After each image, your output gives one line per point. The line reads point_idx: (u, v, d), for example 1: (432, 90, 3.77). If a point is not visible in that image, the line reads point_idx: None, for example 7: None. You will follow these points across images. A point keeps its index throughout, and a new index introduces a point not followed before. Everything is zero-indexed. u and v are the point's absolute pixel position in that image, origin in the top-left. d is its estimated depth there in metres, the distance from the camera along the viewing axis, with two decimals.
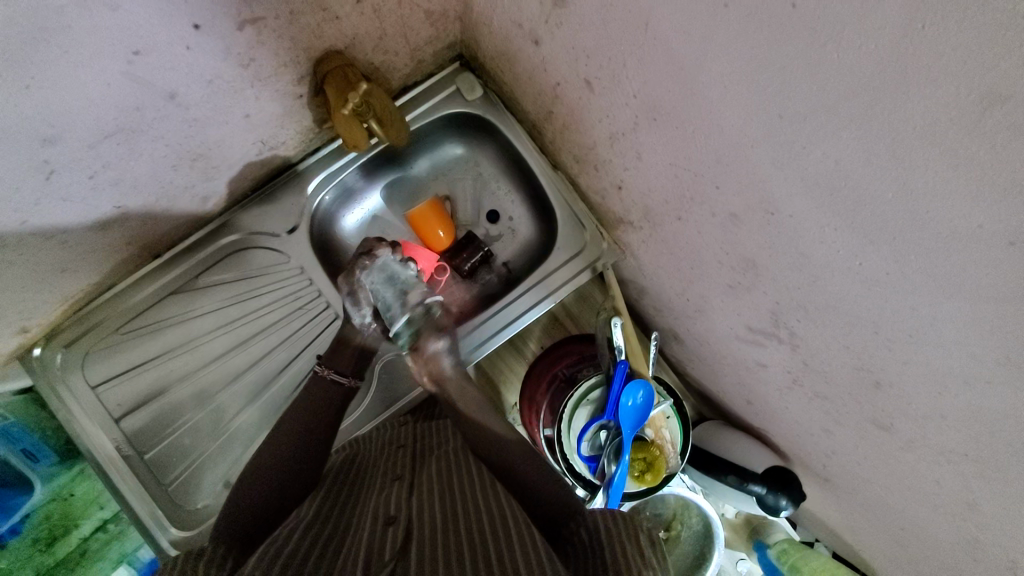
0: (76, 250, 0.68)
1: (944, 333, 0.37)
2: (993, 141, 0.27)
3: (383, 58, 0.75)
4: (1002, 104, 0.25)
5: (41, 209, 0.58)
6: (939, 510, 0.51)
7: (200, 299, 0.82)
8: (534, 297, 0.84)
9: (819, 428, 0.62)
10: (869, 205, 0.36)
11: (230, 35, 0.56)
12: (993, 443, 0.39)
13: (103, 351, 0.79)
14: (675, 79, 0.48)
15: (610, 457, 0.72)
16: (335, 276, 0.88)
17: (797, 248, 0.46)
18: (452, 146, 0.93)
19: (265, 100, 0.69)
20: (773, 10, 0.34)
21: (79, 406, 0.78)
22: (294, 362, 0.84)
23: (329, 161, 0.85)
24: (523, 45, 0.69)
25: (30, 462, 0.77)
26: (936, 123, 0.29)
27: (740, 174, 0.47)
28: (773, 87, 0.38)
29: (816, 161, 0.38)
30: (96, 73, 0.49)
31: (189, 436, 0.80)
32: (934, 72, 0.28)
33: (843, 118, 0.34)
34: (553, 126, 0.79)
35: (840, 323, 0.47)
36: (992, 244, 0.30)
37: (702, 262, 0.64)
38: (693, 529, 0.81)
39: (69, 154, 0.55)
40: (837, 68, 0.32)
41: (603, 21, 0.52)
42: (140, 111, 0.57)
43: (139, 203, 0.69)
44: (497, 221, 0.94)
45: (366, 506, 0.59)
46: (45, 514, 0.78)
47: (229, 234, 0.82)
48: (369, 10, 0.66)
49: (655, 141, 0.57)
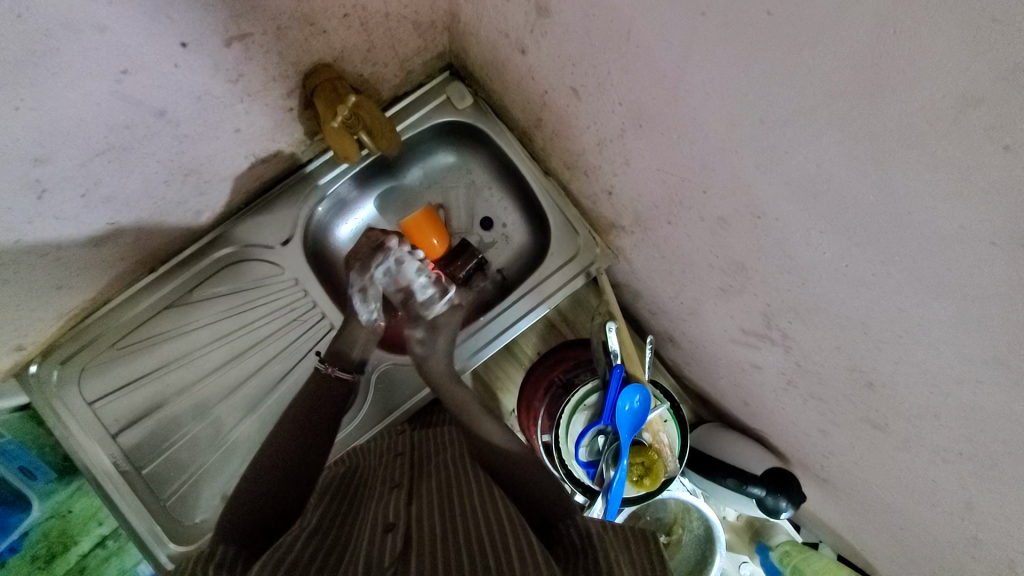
0: (70, 266, 0.68)
1: (933, 332, 0.37)
2: (968, 143, 0.27)
3: (373, 69, 0.76)
4: (976, 107, 0.26)
5: (34, 228, 0.59)
6: (937, 508, 0.51)
7: (195, 312, 0.82)
8: (529, 303, 0.84)
9: (816, 428, 0.62)
10: (853, 206, 0.36)
11: (218, 51, 0.57)
12: (986, 441, 0.40)
13: (100, 366, 0.79)
14: (659, 86, 0.48)
15: (609, 461, 0.71)
16: (331, 287, 0.89)
17: (785, 250, 0.46)
18: (444, 154, 0.93)
19: (256, 115, 0.69)
20: (750, 19, 0.35)
21: (76, 422, 0.78)
22: (290, 374, 0.84)
23: (322, 172, 0.86)
24: (511, 54, 0.70)
25: (29, 479, 0.77)
26: (913, 127, 0.29)
27: (724, 178, 0.48)
28: (753, 93, 0.38)
29: (799, 165, 0.38)
30: (85, 93, 0.50)
31: (187, 450, 0.80)
32: (908, 77, 0.28)
33: (823, 121, 0.34)
34: (544, 133, 0.80)
35: (831, 324, 0.47)
36: (973, 244, 0.30)
37: (694, 265, 0.64)
38: (695, 532, 0.80)
39: (62, 173, 0.55)
40: (813, 74, 0.33)
41: (586, 31, 0.53)
42: (131, 129, 0.57)
43: (133, 218, 0.69)
44: (491, 228, 0.94)
45: (366, 515, 0.59)
46: (43, 531, 0.78)
47: (224, 247, 0.82)
48: (357, 23, 0.66)
49: (642, 147, 0.58)
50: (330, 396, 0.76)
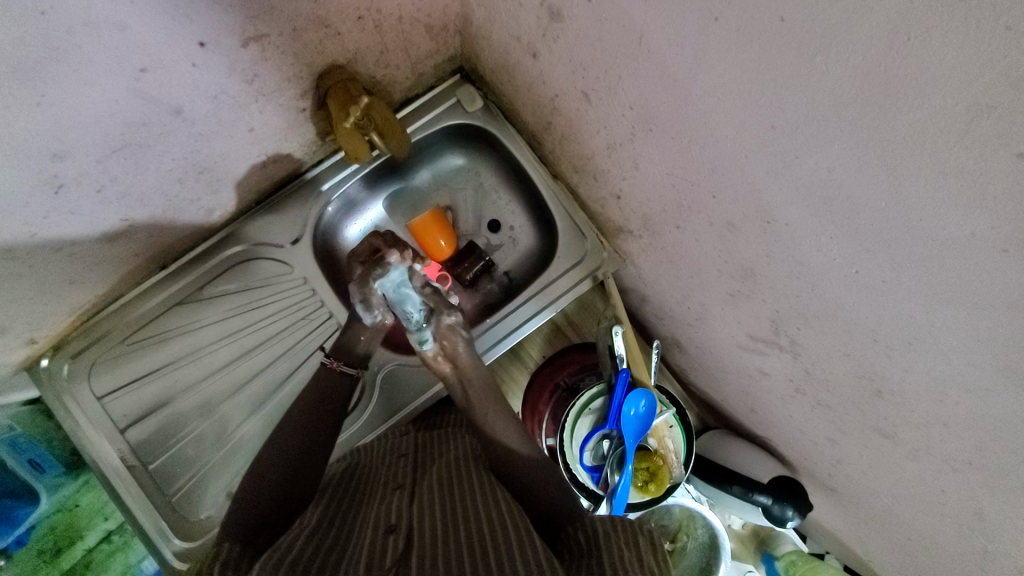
0: (84, 262, 0.69)
1: (944, 340, 0.37)
2: (979, 149, 0.27)
3: (385, 71, 0.76)
4: (988, 113, 0.26)
5: (50, 223, 0.59)
6: (947, 519, 0.51)
7: (205, 309, 0.83)
8: (534, 306, 0.85)
9: (823, 436, 0.62)
10: (863, 212, 0.36)
11: (234, 52, 0.58)
12: (996, 450, 0.39)
13: (110, 362, 0.80)
14: (669, 91, 0.48)
15: (614, 466, 0.72)
16: (338, 286, 0.89)
17: (794, 255, 0.46)
18: (453, 157, 0.94)
19: (269, 115, 0.70)
20: (762, 24, 0.35)
21: (85, 416, 0.78)
22: (295, 373, 0.85)
23: (333, 173, 0.86)
24: (522, 58, 0.70)
25: (37, 472, 0.79)
26: (924, 131, 0.29)
27: (734, 183, 0.48)
28: (764, 97, 0.38)
29: (810, 170, 0.38)
30: (103, 90, 0.50)
31: (193, 446, 0.81)
32: (921, 82, 0.28)
33: (834, 125, 0.34)
34: (553, 137, 0.80)
35: (839, 330, 0.47)
36: (985, 250, 0.30)
37: (702, 270, 0.64)
38: (699, 540, 0.79)
39: (78, 169, 0.56)
40: (826, 79, 0.33)
41: (598, 35, 0.53)
42: (147, 127, 0.58)
43: (146, 215, 0.70)
44: (498, 231, 0.95)
45: (367, 514, 0.59)
46: (50, 525, 0.81)
47: (234, 246, 0.83)
48: (370, 26, 0.67)
49: (652, 151, 0.58)
50: (335, 394, 0.76)
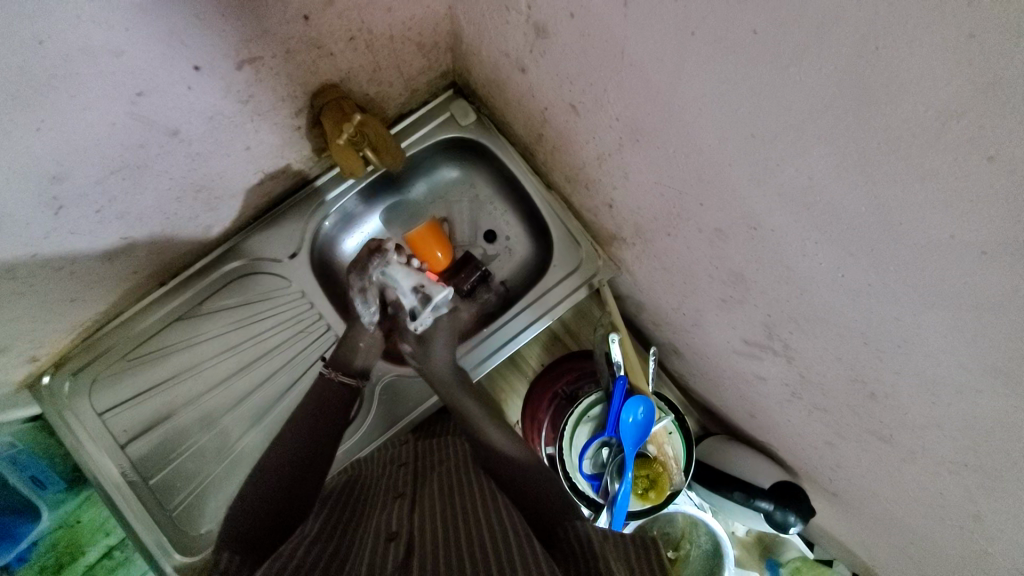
0: (84, 280, 0.70)
1: (932, 342, 0.37)
2: (952, 155, 0.28)
3: (378, 88, 0.78)
4: (957, 120, 0.27)
5: (51, 242, 0.60)
6: (947, 522, 0.50)
7: (205, 324, 0.83)
8: (530, 316, 0.85)
9: (823, 440, 0.62)
10: (845, 216, 0.37)
11: (229, 74, 0.59)
12: (989, 452, 0.39)
13: (111, 378, 0.81)
14: (653, 103, 0.49)
15: (614, 474, 0.72)
16: (336, 298, 0.90)
17: (781, 260, 0.46)
18: (448, 169, 0.95)
19: (265, 133, 0.71)
20: (737, 39, 0.36)
21: (86, 432, 0.79)
22: (295, 386, 0.85)
23: (329, 188, 0.88)
24: (511, 72, 0.72)
25: (40, 488, 0.79)
26: (897, 139, 0.30)
27: (720, 192, 0.48)
28: (744, 108, 0.39)
29: (791, 177, 0.39)
30: (100, 114, 0.51)
31: (194, 461, 0.81)
32: (891, 93, 0.29)
33: (812, 134, 0.35)
34: (545, 148, 0.81)
35: (831, 334, 0.47)
36: (964, 253, 0.30)
37: (695, 277, 0.64)
38: (703, 548, 0.79)
39: (78, 189, 0.57)
40: (801, 90, 0.34)
41: (582, 50, 0.54)
42: (145, 148, 0.59)
43: (145, 233, 0.71)
44: (494, 241, 0.95)
45: (367, 523, 0.59)
46: (52, 541, 0.80)
47: (233, 261, 0.84)
48: (363, 46, 0.68)
49: (640, 161, 0.59)
50: (335, 406, 0.77)
